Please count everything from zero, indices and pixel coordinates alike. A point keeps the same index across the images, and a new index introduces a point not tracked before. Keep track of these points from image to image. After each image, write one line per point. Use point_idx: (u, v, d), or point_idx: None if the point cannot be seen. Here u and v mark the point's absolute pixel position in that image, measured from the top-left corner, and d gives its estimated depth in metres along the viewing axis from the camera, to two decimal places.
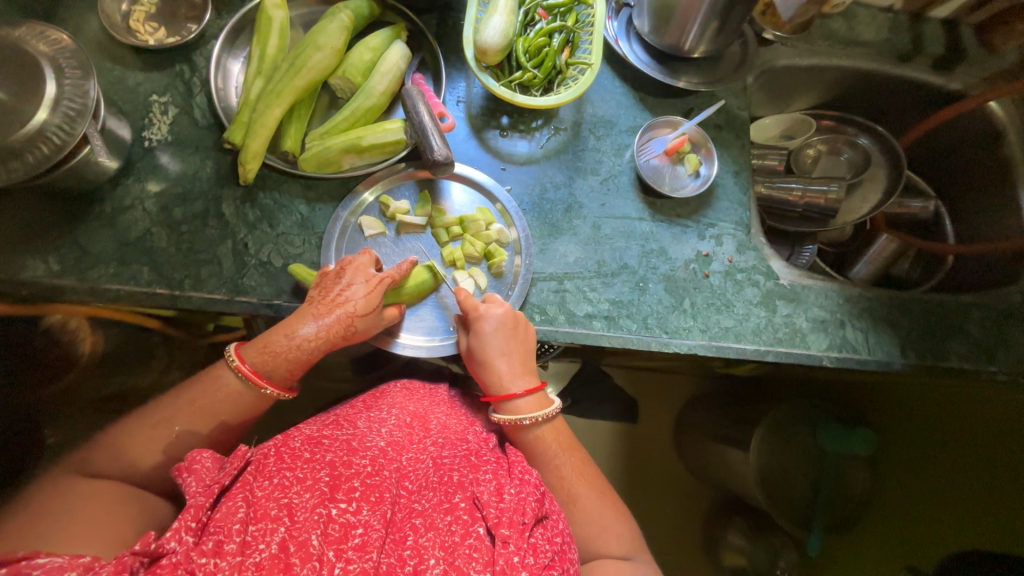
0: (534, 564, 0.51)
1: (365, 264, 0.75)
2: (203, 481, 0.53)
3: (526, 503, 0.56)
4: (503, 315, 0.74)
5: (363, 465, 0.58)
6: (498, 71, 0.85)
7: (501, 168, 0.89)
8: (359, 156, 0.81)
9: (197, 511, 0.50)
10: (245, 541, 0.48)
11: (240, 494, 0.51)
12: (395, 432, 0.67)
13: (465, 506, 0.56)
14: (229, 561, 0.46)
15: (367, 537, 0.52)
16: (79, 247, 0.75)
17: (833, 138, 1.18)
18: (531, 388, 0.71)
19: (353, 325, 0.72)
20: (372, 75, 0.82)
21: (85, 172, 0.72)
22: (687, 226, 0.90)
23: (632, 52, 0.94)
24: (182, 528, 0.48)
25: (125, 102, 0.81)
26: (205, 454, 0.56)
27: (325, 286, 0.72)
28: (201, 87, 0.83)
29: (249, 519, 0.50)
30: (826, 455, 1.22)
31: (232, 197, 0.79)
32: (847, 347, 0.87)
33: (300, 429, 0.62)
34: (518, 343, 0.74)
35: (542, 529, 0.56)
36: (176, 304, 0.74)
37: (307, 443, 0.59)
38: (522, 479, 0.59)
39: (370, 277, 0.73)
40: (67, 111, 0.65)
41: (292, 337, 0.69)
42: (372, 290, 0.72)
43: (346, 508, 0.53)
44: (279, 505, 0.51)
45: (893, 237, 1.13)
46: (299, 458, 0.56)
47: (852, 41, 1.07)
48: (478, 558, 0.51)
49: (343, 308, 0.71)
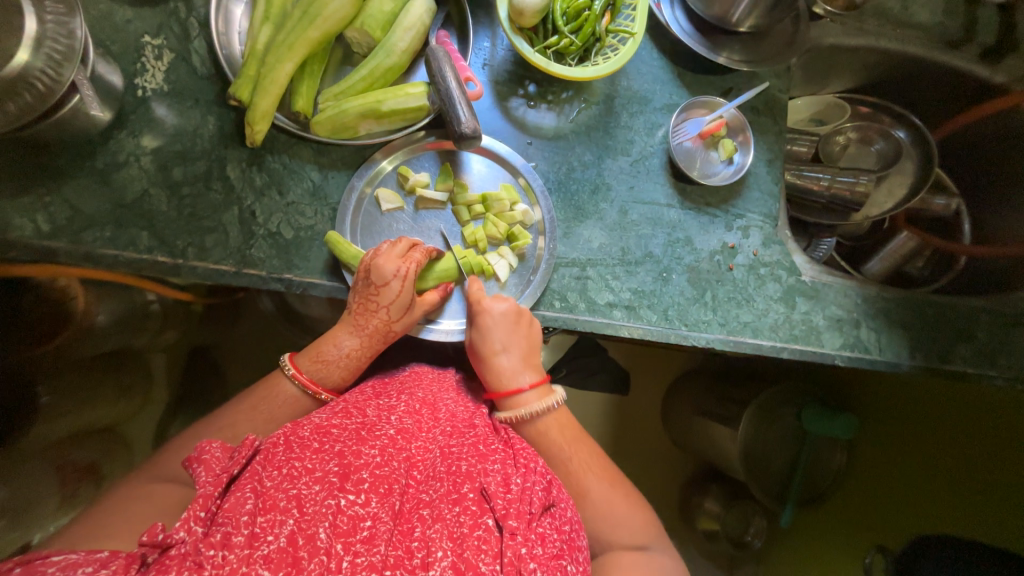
0: (543, 554, 0.51)
1: (395, 256, 0.71)
2: (212, 471, 0.51)
3: (533, 493, 0.55)
4: (506, 310, 0.73)
5: (372, 456, 0.55)
6: (532, 35, 0.78)
7: (526, 142, 0.83)
8: (378, 122, 0.75)
9: (206, 501, 0.48)
10: (254, 533, 0.46)
11: (249, 485, 0.50)
12: (405, 419, 0.63)
13: (474, 497, 0.54)
14: (238, 554, 0.44)
15: (376, 530, 0.50)
16: (71, 206, 0.69)
17: (866, 125, 1.13)
18: (533, 381, 0.70)
19: (395, 329, 0.72)
20: (394, 30, 0.74)
21: (74, 123, 0.65)
22: (716, 216, 0.87)
23: (674, 20, 0.87)
24: (191, 519, 0.46)
25: (114, 42, 0.72)
26: (214, 444, 0.54)
27: (361, 293, 0.70)
28: (200, 30, 0.74)
29: (257, 510, 0.48)
30: (808, 435, 1.22)
31: (237, 158, 0.73)
32: (860, 347, 0.88)
33: (309, 418, 0.59)
34: (523, 337, 0.73)
35: (550, 518, 0.56)
36: (180, 274, 0.70)
37: (316, 433, 0.56)
38: (528, 467, 0.59)
39: (398, 270, 0.70)
40: (51, 53, 0.57)
41: (337, 348, 0.70)
42: (405, 291, 0.70)
43: (355, 500, 0.51)
44: (288, 496, 0.49)
45: (913, 235, 1.13)
46: (308, 449, 0.53)
47: (903, 23, 1.00)
48: (487, 550, 0.50)
49: (383, 317, 0.70)
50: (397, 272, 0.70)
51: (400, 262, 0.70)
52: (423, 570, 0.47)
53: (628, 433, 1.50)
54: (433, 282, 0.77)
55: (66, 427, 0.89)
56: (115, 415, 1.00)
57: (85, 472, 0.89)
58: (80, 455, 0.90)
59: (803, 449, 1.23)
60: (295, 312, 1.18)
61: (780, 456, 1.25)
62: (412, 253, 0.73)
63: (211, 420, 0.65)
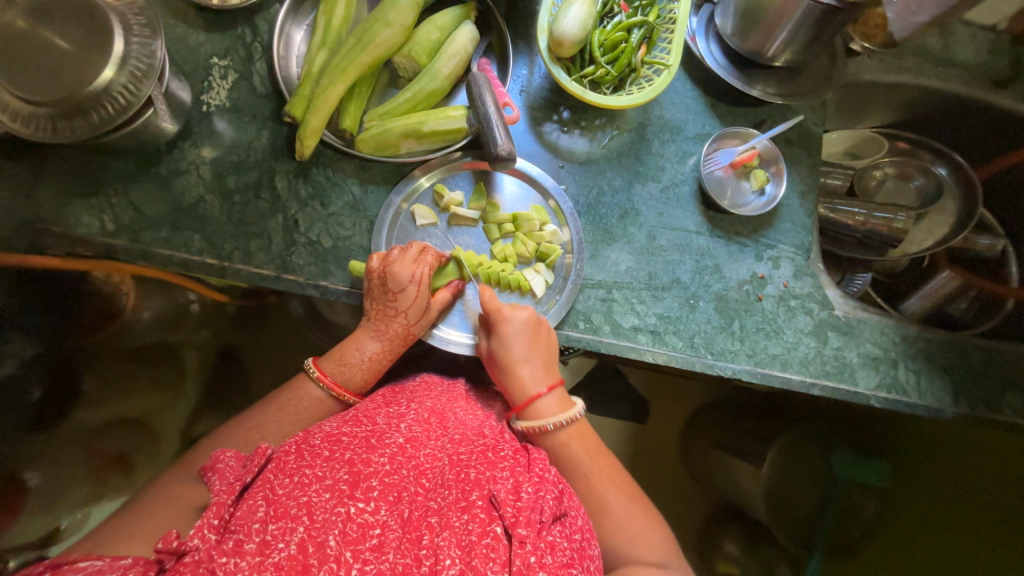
0: (553, 563, 0.50)
1: (408, 260, 0.73)
2: (226, 480, 0.53)
3: (543, 501, 0.54)
4: (525, 319, 0.72)
5: (381, 464, 0.55)
6: (569, 65, 0.81)
7: (558, 165, 0.86)
8: (418, 142, 0.79)
9: (220, 508, 0.49)
10: (265, 541, 0.47)
11: (261, 493, 0.51)
12: (414, 427, 0.64)
13: (482, 505, 0.53)
14: (249, 562, 0.45)
15: (384, 537, 0.50)
16: (134, 208, 0.74)
17: (905, 161, 1.10)
18: (552, 388, 0.70)
19: (413, 333, 0.75)
20: (439, 57, 0.79)
21: (145, 132, 0.71)
22: (745, 245, 0.86)
23: (709, 53, 0.89)
24: (205, 525, 0.47)
25: (186, 62, 0.79)
26: (228, 453, 0.56)
27: (378, 299, 0.72)
28: (262, 53, 0.80)
29: (269, 517, 0.48)
30: (837, 480, 1.18)
31: (286, 170, 0.78)
32: (897, 388, 0.84)
33: (320, 427, 0.60)
34: (542, 348, 0.73)
35: (560, 527, 0.55)
36: (225, 275, 0.74)
37: (326, 441, 0.57)
38: (540, 477, 0.58)
39: (414, 272, 0.72)
40: (133, 70, 0.63)
41: (360, 352, 0.72)
42: (422, 295, 0.73)
43: (364, 508, 0.50)
44: (298, 504, 0.49)
45: (954, 274, 1.07)
46: (319, 456, 0.54)
47: (944, 61, 1.00)
48: (495, 559, 0.49)
49: (402, 322, 0.73)
50: (413, 277, 0.72)
51: (413, 267, 0.73)
52: None
53: (646, 463, 1.46)
54: (444, 280, 0.79)
55: (102, 415, 0.91)
56: (145, 407, 1.02)
57: (117, 460, 0.92)
58: (111, 444, 0.92)
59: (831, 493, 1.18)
60: (323, 318, 1.22)
61: (807, 498, 1.22)
62: (423, 256, 0.75)
63: (239, 422, 0.67)
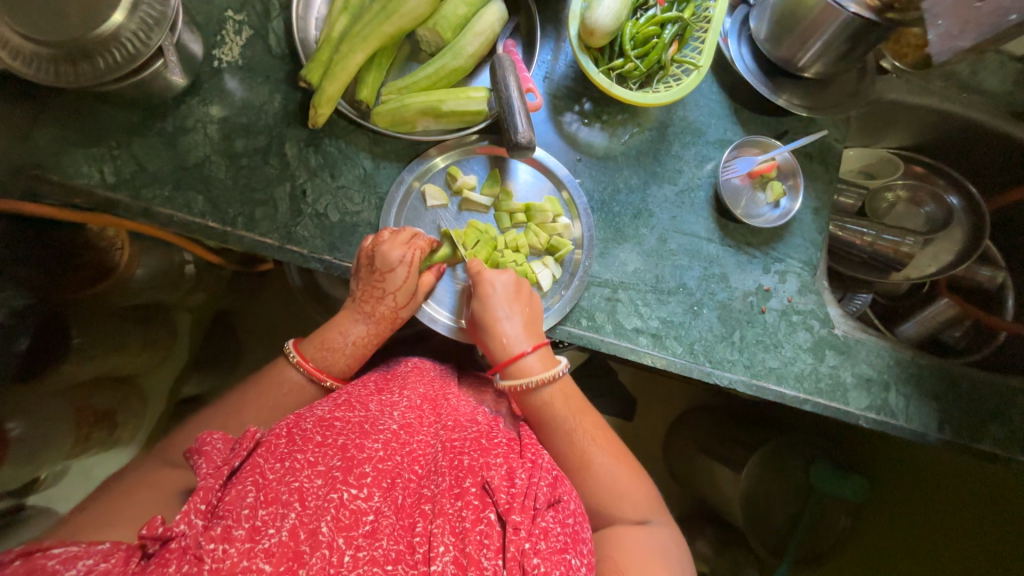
0: (546, 548, 0.50)
1: (399, 242, 0.72)
2: (214, 462, 0.51)
3: (538, 488, 0.54)
4: (506, 280, 0.72)
5: (374, 450, 0.55)
6: (598, 55, 0.79)
7: (575, 159, 0.84)
8: (435, 121, 0.77)
9: (207, 493, 0.47)
10: (256, 526, 0.46)
11: (250, 478, 0.49)
12: (407, 414, 0.63)
13: (476, 492, 0.53)
14: (239, 547, 0.44)
15: (378, 524, 0.49)
16: (136, 162, 0.71)
17: (917, 186, 1.12)
18: (536, 348, 0.69)
19: (401, 316, 0.74)
20: (464, 34, 0.76)
21: (153, 84, 0.68)
22: (754, 256, 0.86)
23: (738, 56, 0.87)
24: (191, 511, 0.46)
25: (199, 13, 0.75)
26: (216, 436, 0.54)
27: (365, 280, 0.71)
28: (280, 11, 0.77)
29: (259, 502, 0.47)
30: (813, 491, 1.21)
31: (296, 137, 0.76)
32: (886, 411, 0.85)
33: (313, 410, 0.59)
34: (524, 307, 0.72)
35: (554, 513, 0.54)
36: (227, 241, 0.72)
37: (319, 426, 0.56)
38: (533, 462, 0.58)
39: (406, 252, 0.71)
40: (144, 17, 0.60)
41: (343, 336, 0.71)
42: (411, 278, 0.72)
43: (357, 494, 0.50)
44: (289, 489, 0.48)
45: (953, 303, 1.06)
46: (310, 441, 0.53)
47: (971, 88, 0.99)
48: (489, 545, 0.49)
49: (389, 305, 0.72)
50: (403, 258, 0.71)
51: (405, 249, 0.71)
52: (424, 564, 0.48)
53: None
54: (429, 264, 0.77)
55: (94, 370, 0.88)
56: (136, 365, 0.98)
57: (101, 417, 0.90)
58: (99, 400, 0.90)
59: (806, 506, 1.21)
60: (317, 287, 1.20)
61: (782, 508, 1.24)
62: (415, 240, 0.73)
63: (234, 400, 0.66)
